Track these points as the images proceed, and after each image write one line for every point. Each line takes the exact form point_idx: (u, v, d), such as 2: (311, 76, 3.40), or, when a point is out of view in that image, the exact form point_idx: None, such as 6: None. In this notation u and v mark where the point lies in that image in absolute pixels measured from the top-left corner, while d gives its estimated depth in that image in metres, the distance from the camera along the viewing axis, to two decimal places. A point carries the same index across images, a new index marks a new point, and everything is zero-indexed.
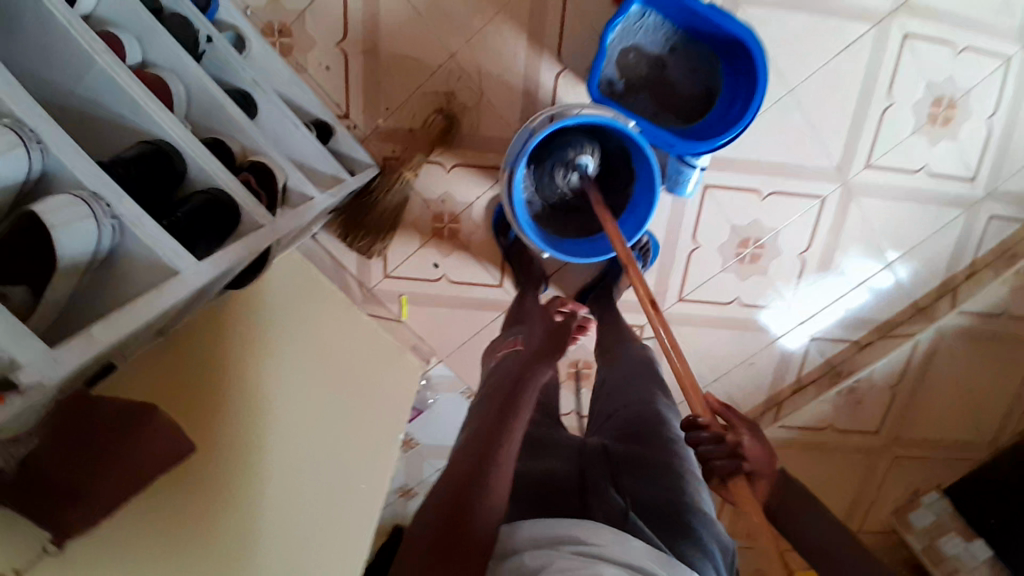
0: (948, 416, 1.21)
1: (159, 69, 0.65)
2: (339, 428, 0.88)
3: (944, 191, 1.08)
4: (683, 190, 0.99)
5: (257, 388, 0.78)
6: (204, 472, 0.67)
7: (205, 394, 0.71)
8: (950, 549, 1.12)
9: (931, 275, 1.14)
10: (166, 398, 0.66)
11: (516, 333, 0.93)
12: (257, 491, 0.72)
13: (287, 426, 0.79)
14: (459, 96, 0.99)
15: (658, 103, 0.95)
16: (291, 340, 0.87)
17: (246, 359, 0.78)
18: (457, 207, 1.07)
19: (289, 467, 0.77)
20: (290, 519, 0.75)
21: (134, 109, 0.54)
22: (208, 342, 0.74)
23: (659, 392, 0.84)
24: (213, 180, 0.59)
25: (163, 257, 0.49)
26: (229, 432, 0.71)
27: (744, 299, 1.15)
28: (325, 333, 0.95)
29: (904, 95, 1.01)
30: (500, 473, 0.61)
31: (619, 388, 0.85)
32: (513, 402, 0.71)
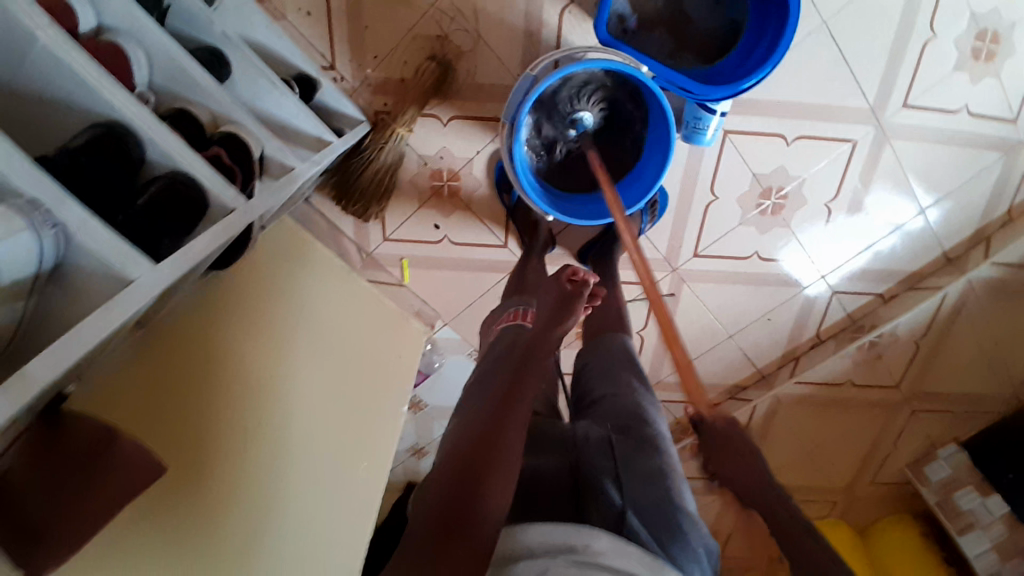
0: (970, 368, 1.17)
1: (114, 33, 0.57)
2: (332, 412, 0.85)
3: (984, 135, 0.99)
4: (702, 138, 0.90)
5: (246, 379, 0.74)
6: (201, 476, 0.65)
7: (195, 395, 0.68)
8: (966, 504, 1.15)
9: (965, 218, 1.06)
10: (153, 404, 0.64)
11: (520, 304, 0.87)
12: (262, 491, 0.71)
13: (281, 416, 0.77)
14: (453, 39, 0.90)
15: (676, 40, 0.85)
16: (279, 325, 0.83)
17: (237, 354, 0.75)
18: (456, 163, 0.99)
19: (284, 458, 0.75)
20: (300, 515, 0.75)
21: (84, 88, 0.47)
22: (188, 339, 0.71)
23: (635, 379, 0.81)
24: (178, 164, 0.53)
25: (114, 265, 0.45)
26: (228, 431, 0.69)
27: (763, 253, 1.09)
28: (322, 313, 0.92)
29: (948, 27, 0.90)
30: (499, 473, 0.57)
31: (603, 375, 0.82)
32: (516, 386, 0.67)
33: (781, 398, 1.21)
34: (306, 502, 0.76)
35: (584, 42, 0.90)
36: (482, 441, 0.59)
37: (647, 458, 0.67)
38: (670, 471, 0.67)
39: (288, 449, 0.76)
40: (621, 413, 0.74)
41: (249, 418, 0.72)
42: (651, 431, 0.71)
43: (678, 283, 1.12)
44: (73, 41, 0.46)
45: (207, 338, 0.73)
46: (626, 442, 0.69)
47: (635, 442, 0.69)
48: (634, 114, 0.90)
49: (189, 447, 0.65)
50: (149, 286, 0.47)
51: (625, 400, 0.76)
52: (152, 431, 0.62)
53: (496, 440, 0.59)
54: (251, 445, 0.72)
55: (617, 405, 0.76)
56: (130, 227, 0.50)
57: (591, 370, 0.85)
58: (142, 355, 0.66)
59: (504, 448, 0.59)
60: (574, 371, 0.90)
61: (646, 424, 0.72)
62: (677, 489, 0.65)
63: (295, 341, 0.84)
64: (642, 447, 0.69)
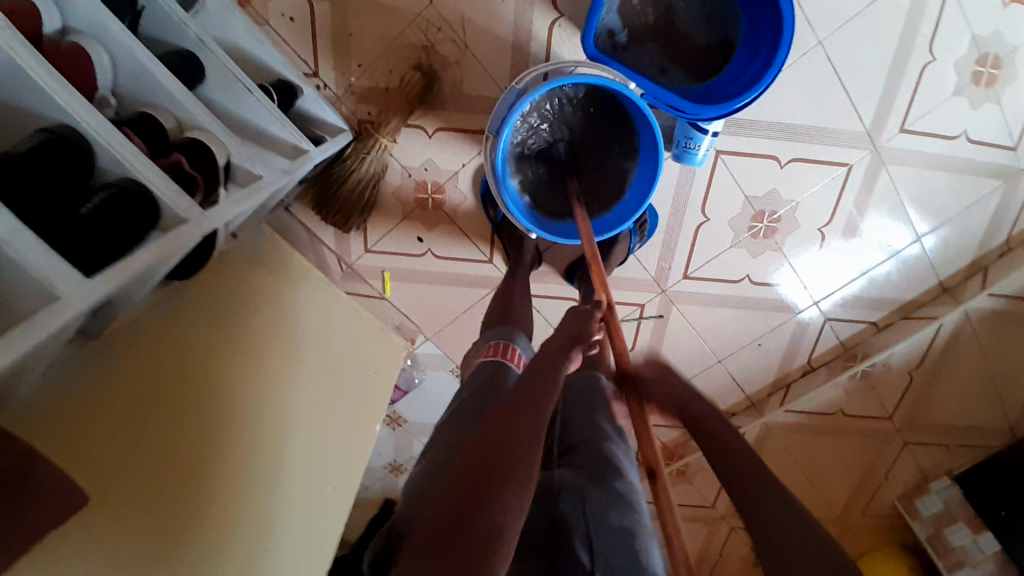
0: (965, 399, 1.14)
1: (80, 35, 0.55)
2: (299, 430, 0.84)
3: (982, 162, 0.96)
4: (693, 158, 0.88)
5: (238, 392, 0.77)
6: (161, 488, 0.64)
7: (158, 402, 0.67)
8: (957, 541, 1.11)
9: (962, 245, 1.04)
10: (110, 413, 0.61)
11: (496, 335, 0.83)
12: (253, 501, 0.74)
13: (245, 432, 0.75)
14: (440, 49, 0.87)
15: (667, 55, 0.83)
16: (283, 345, 0.87)
17: (229, 367, 0.77)
18: (440, 176, 0.97)
19: (245, 477, 0.74)
20: (291, 524, 0.79)
21: (35, 91, 0.45)
22: (180, 347, 0.72)
23: (608, 424, 0.74)
24: (128, 171, 0.51)
25: (38, 281, 0.43)
26: (190, 444, 0.68)
27: (755, 277, 1.06)
28: (323, 335, 0.96)
29: (947, 51, 0.88)
30: (510, 490, 0.55)
31: (579, 417, 0.75)
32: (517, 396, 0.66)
33: (771, 425, 1.18)
34: (300, 513, 0.81)
35: (574, 57, 0.88)
36: (494, 462, 0.56)
37: (614, 513, 0.63)
38: (640, 532, 0.63)
39: (247, 466, 0.74)
40: (593, 463, 0.69)
41: (212, 432, 0.71)
42: (622, 484, 0.67)
43: (667, 304, 1.09)
44: (29, 45, 0.43)
45: (170, 347, 0.71)
46: (597, 493, 0.64)
47: (607, 496, 0.65)
48: (603, 133, 0.89)
49: (149, 460, 0.63)
50: (78, 304, 0.44)
51: (598, 448, 0.70)
52: (143, 437, 0.63)
53: (504, 460, 0.56)
54: (214, 462, 0.70)
55: (590, 453, 0.70)
56: (68, 239, 0.46)
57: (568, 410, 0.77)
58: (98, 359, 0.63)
59: (514, 466, 0.56)
60: None
61: (611, 475, 0.67)
62: (640, 548, 0.62)
63: (298, 361, 0.88)
64: (610, 501, 0.64)
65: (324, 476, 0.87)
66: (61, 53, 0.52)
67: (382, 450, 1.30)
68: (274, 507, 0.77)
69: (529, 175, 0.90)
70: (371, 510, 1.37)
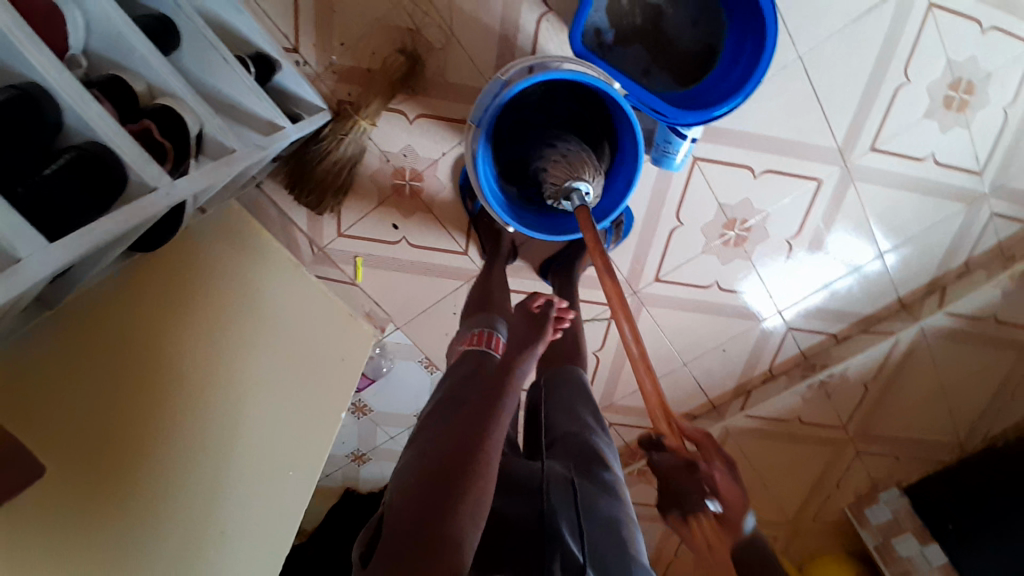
0: (917, 414, 1.19)
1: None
2: (264, 417, 0.84)
3: (948, 186, 1.00)
4: (670, 162, 0.90)
5: (214, 384, 0.76)
6: (124, 467, 0.63)
7: (131, 379, 0.66)
8: (904, 550, 1.17)
9: (923, 263, 1.08)
10: (78, 387, 0.60)
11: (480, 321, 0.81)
12: (222, 500, 0.74)
13: (211, 421, 0.75)
14: (426, 34, 0.86)
15: (653, 59, 0.84)
16: (256, 335, 0.86)
17: (205, 353, 0.76)
18: (419, 163, 0.96)
19: (208, 463, 0.73)
20: (257, 524, 0.79)
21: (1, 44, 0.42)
22: (159, 334, 0.71)
23: (589, 416, 0.78)
24: (93, 133, 0.48)
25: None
26: (159, 424, 0.67)
27: (723, 284, 1.09)
28: (298, 329, 0.95)
29: (922, 73, 0.91)
30: (467, 505, 0.55)
31: (561, 409, 0.78)
32: (496, 395, 0.66)
33: (730, 429, 1.20)
34: (268, 512, 0.81)
35: (560, 52, 0.88)
36: (453, 469, 0.57)
37: (603, 502, 0.66)
38: (623, 520, 0.67)
39: (211, 455, 0.73)
40: (576, 457, 0.71)
41: (176, 419, 0.70)
42: (608, 476, 0.70)
43: (638, 306, 1.10)
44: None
45: (141, 326, 0.69)
46: (587, 484, 0.68)
47: (595, 488, 0.68)
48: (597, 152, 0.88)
49: (114, 436, 0.62)
50: (39, 268, 0.42)
51: (584, 440, 0.73)
52: (121, 416, 0.63)
53: (467, 469, 0.57)
54: (179, 445, 0.69)
55: (576, 446, 0.72)
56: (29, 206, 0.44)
57: (550, 400, 0.81)
58: (68, 332, 0.61)
59: (471, 477, 0.57)
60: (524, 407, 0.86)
61: (599, 468, 0.70)
62: (626, 539, 0.64)
63: (275, 354, 0.88)
64: (599, 491, 0.68)
65: (287, 461, 0.86)
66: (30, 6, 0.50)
67: (345, 439, 1.28)
68: (239, 502, 0.77)
69: (512, 162, 0.90)
70: (330, 499, 1.35)
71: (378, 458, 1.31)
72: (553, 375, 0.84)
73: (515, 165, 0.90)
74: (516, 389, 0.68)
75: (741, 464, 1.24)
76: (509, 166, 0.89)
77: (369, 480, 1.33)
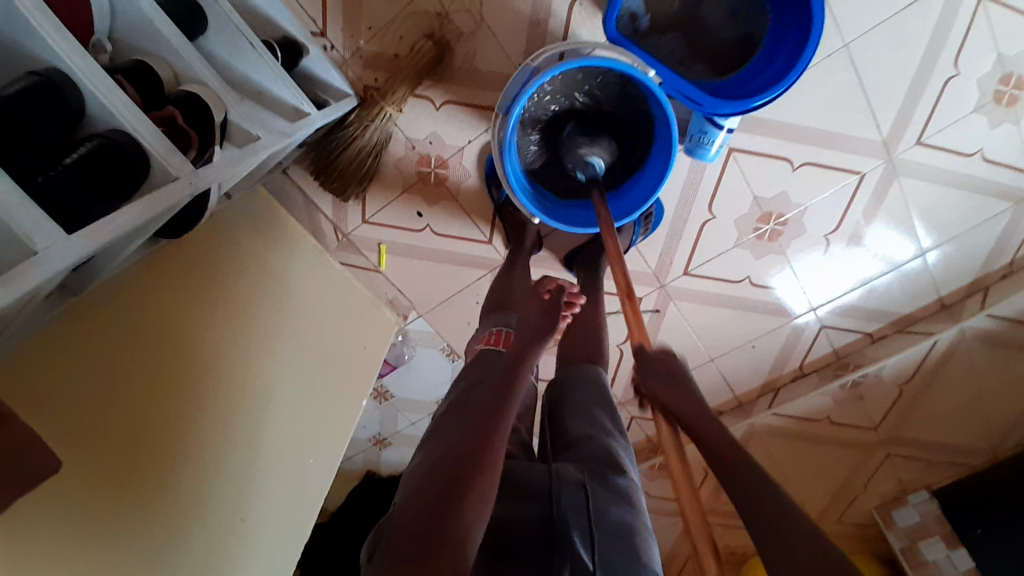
0: (951, 419, 1.14)
1: None
2: (285, 406, 0.84)
3: (996, 183, 0.95)
4: (705, 153, 0.86)
5: (234, 375, 0.76)
6: (134, 462, 0.62)
7: (143, 371, 0.65)
8: (930, 554, 1.14)
9: (966, 263, 1.03)
10: (87, 379, 0.59)
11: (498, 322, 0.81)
12: (245, 486, 0.75)
13: (229, 414, 0.74)
14: (454, 18, 0.84)
15: (690, 46, 0.80)
16: (279, 323, 0.86)
17: (228, 343, 0.77)
18: (445, 151, 0.94)
19: (222, 456, 0.72)
20: (276, 510, 0.80)
21: (22, 29, 0.42)
22: (177, 325, 0.71)
23: (605, 419, 0.75)
24: (116, 119, 0.48)
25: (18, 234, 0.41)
26: (171, 417, 0.67)
27: (755, 279, 1.05)
28: (319, 316, 0.95)
29: (973, 66, 0.85)
30: (469, 503, 0.54)
31: (577, 411, 0.76)
32: (506, 388, 0.64)
33: (756, 427, 1.18)
34: (285, 498, 0.82)
35: (592, 38, 0.85)
36: (456, 469, 0.56)
37: (615, 509, 0.65)
38: (638, 529, 0.65)
39: (232, 443, 0.74)
40: (590, 460, 0.69)
41: (192, 412, 0.69)
42: (622, 481, 0.68)
43: (664, 300, 1.08)
44: None
45: (160, 317, 0.69)
46: (600, 490, 0.66)
47: (608, 493, 0.66)
48: (617, 136, 0.87)
49: (124, 430, 0.61)
50: (60, 259, 0.42)
51: (599, 444, 0.71)
52: (133, 411, 0.63)
53: (471, 471, 0.56)
54: (190, 440, 0.69)
55: (590, 450, 0.71)
56: (52, 192, 0.44)
57: (567, 401, 0.78)
58: (78, 322, 0.60)
59: (475, 479, 0.55)
60: (540, 407, 0.83)
61: (612, 473, 0.68)
62: (639, 548, 0.63)
63: (297, 342, 0.89)
64: (612, 498, 0.66)
65: (306, 449, 0.87)
66: None
67: (367, 423, 1.29)
68: (259, 489, 0.77)
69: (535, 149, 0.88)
70: (352, 480, 1.37)
71: (399, 443, 1.32)
72: (572, 374, 0.82)
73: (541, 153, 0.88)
74: (525, 386, 0.65)
75: (763, 461, 1.22)
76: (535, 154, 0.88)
77: (390, 464, 1.35)
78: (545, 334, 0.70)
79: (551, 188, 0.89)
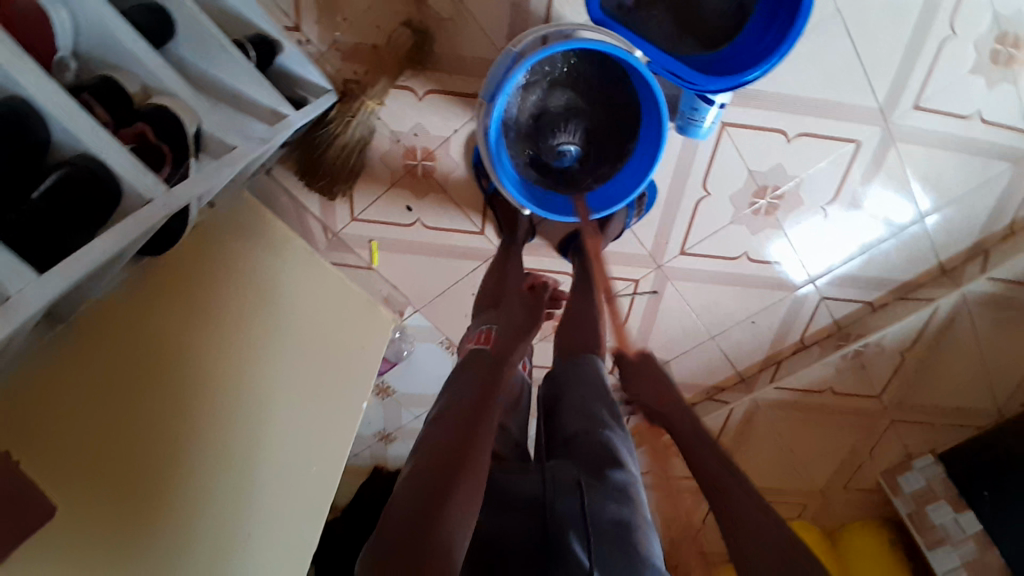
0: (956, 383, 1.14)
1: None
2: (284, 418, 0.83)
3: (995, 145, 0.93)
4: (697, 130, 0.84)
5: (228, 388, 0.75)
6: (134, 490, 0.60)
7: (136, 398, 0.63)
8: (937, 517, 1.15)
9: (966, 226, 1.02)
10: (78, 409, 0.57)
11: (487, 320, 0.81)
12: (250, 499, 0.75)
13: (229, 429, 0.74)
14: (432, 5, 0.81)
15: (676, 21, 0.77)
16: (267, 331, 0.83)
17: (222, 356, 0.75)
18: (431, 142, 0.91)
19: (220, 476, 0.71)
20: (281, 520, 0.80)
21: None
22: (169, 343, 0.69)
23: (603, 412, 0.74)
24: (84, 144, 0.47)
25: None
26: (168, 442, 0.65)
27: (753, 255, 1.04)
28: (312, 320, 0.93)
29: (968, 25, 0.83)
30: (458, 505, 0.54)
31: (575, 406, 0.75)
32: (490, 391, 0.64)
33: (759, 402, 1.18)
34: (291, 508, 0.81)
35: (576, 17, 0.82)
36: (437, 477, 0.55)
37: (612, 507, 0.64)
38: (639, 526, 0.64)
39: (232, 458, 0.73)
40: (586, 459, 0.69)
41: (191, 431, 0.68)
42: (621, 478, 0.68)
43: (662, 281, 1.07)
44: None
45: (152, 336, 0.67)
46: (596, 490, 0.65)
47: (606, 493, 0.65)
48: (611, 98, 0.83)
49: (120, 459, 0.60)
50: (34, 301, 0.42)
51: (596, 439, 0.71)
52: (132, 437, 0.61)
53: (455, 476, 0.56)
54: (190, 459, 0.68)
55: (586, 448, 0.70)
56: (19, 229, 0.43)
57: (566, 396, 0.77)
58: (65, 353, 0.58)
59: (460, 484, 0.55)
60: (542, 403, 0.83)
61: (610, 470, 0.68)
62: (639, 545, 0.63)
63: (291, 348, 0.87)
64: (610, 496, 0.65)
65: (310, 458, 0.86)
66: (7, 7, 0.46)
67: (372, 419, 1.30)
68: (263, 502, 0.77)
69: (523, 125, 0.84)
70: (360, 476, 1.38)
71: (404, 437, 1.33)
72: (571, 367, 0.81)
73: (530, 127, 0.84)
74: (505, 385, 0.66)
75: (768, 435, 1.23)
76: (525, 131, 0.84)
77: (397, 458, 1.35)
78: (530, 330, 0.75)
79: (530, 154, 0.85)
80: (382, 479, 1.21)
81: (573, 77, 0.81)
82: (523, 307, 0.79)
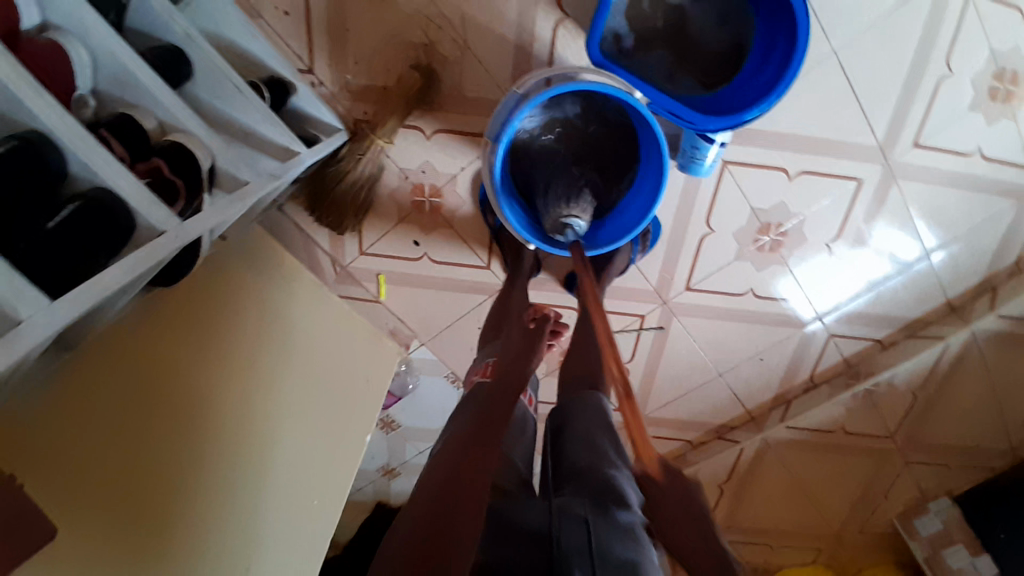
0: (971, 421, 1.11)
1: (63, 33, 0.53)
2: (288, 450, 0.83)
3: (998, 181, 0.94)
4: (699, 167, 0.85)
5: (231, 414, 0.75)
6: (138, 513, 0.61)
7: (144, 425, 0.64)
8: (955, 562, 1.11)
9: (972, 263, 1.01)
10: (85, 431, 0.58)
11: (491, 353, 0.83)
12: (251, 531, 0.74)
13: (232, 456, 0.73)
14: (440, 48, 0.84)
15: (675, 63, 0.80)
16: (270, 361, 0.84)
17: (233, 391, 0.77)
18: (439, 178, 0.94)
19: (225, 505, 0.71)
20: (282, 556, 0.78)
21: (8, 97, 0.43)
22: (176, 370, 0.70)
23: (607, 446, 0.74)
24: (101, 178, 0.49)
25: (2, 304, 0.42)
26: (175, 465, 0.66)
27: (759, 291, 1.04)
28: (318, 352, 0.94)
29: (964, 65, 0.85)
30: (456, 536, 0.54)
31: (580, 441, 0.74)
32: (490, 422, 0.64)
33: (770, 441, 1.17)
34: (293, 543, 0.80)
35: (579, 59, 0.85)
36: (438, 510, 0.55)
37: (618, 546, 0.63)
38: (646, 565, 0.63)
39: (234, 486, 0.73)
40: (590, 495, 0.68)
41: (195, 456, 0.69)
42: (626, 515, 0.66)
43: (668, 316, 1.07)
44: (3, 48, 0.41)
45: (159, 360, 0.69)
46: (602, 525, 0.64)
47: (612, 530, 0.64)
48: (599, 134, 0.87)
49: (126, 483, 0.60)
50: (42, 326, 0.43)
51: (601, 473, 0.70)
52: (137, 459, 0.62)
53: (452, 508, 0.55)
54: (195, 483, 0.68)
55: (591, 484, 0.69)
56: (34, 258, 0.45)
57: (570, 428, 0.77)
58: (77, 367, 0.60)
59: (457, 514, 0.55)
60: (545, 439, 0.82)
61: (614, 506, 0.66)
62: None
63: (298, 378, 0.88)
64: (616, 534, 0.64)
65: (312, 490, 0.85)
66: (36, 52, 0.50)
67: (376, 454, 1.29)
68: (261, 536, 0.76)
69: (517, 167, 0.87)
70: (363, 512, 1.36)
71: (408, 472, 1.31)
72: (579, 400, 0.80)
73: (523, 167, 0.88)
74: (504, 411, 0.67)
75: (779, 475, 1.20)
76: (518, 172, 0.88)
77: (400, 495, 1.33)
78: (526, 362, 0.75)
79: (518, 182, 0.88)
80: (384, 516, 1.19)
81: (559, 120, 0.85)
82: (523, 338, 0.79)
